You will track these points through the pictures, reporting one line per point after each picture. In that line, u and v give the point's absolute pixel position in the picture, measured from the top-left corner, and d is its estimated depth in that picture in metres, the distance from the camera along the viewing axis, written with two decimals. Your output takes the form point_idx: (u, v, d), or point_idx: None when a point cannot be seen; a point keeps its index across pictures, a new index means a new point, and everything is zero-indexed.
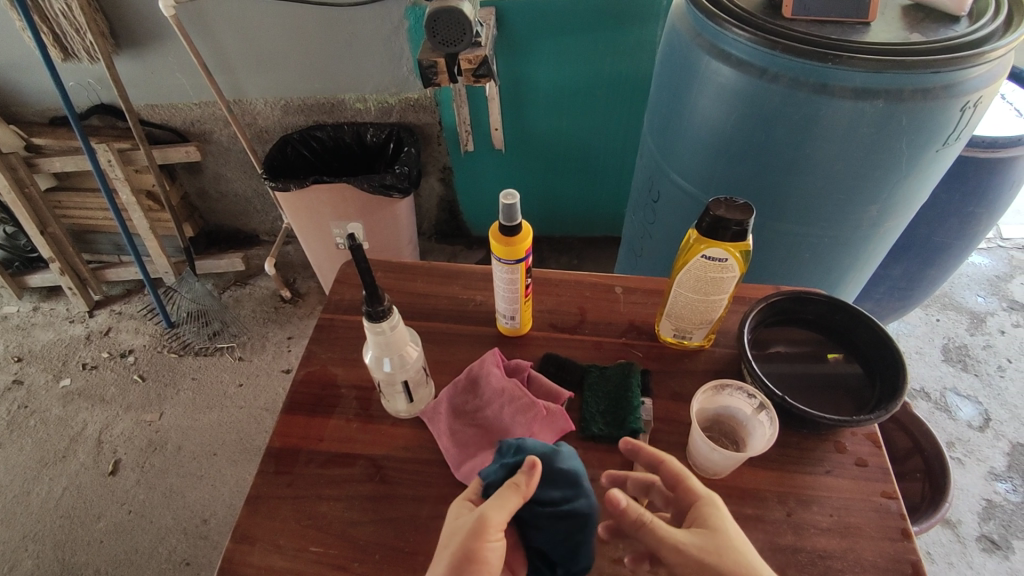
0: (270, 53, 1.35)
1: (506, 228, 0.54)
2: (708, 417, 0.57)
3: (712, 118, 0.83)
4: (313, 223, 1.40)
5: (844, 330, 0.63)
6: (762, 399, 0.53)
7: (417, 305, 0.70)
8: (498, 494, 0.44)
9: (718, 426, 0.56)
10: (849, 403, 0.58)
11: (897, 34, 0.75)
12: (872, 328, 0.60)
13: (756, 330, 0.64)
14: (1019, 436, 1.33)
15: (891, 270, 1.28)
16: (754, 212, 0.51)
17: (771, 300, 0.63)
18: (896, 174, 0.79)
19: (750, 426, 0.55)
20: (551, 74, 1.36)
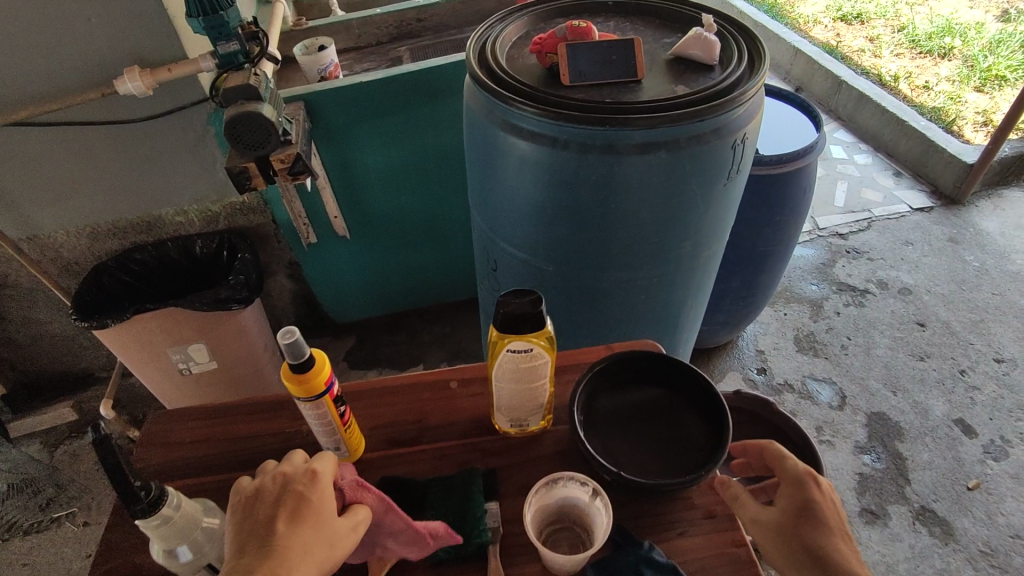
0: (61, 182, 1.22)
1: (295, 366, 0.50)
2: (551, 515, 0.55)
3: (522, 189, 0.84)
4: (146, 353, 1.26)
5: (673, 381, 0.64)
6: (593, 482, 0.53)
7: (237, 452, 0.62)
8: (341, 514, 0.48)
9: (566, 517, 0.55)
10: (692, 456, 0.58)
11: (665, 88, 0.81)
12: (690, 372, 0.62)
13: (588, 400, 0.63)
14: (871, 406, 1.46)
15: (732, 283, 1.38)
16: (542, 299, 0.52)
17: (594, 369, 0.63)
18: (698, 211, 0.85)
19: (591, 512, 0.53)
20: (378, 154, 1.35)
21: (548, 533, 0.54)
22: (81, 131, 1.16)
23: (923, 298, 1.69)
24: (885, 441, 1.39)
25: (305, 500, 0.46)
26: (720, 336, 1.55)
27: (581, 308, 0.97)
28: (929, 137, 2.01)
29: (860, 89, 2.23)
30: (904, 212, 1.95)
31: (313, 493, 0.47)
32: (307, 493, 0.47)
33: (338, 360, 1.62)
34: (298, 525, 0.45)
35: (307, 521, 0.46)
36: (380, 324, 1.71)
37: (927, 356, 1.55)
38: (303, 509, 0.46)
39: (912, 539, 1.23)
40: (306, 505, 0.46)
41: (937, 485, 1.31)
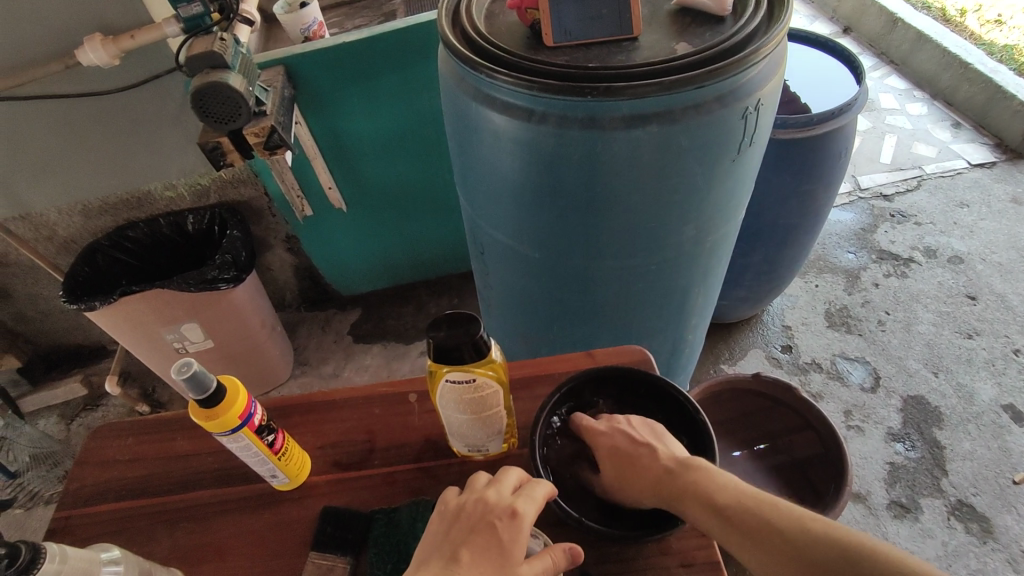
0: (45, 160, 1.18)
1: (201, 400, 0.44)
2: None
3: (500, 168, 0.75)
4: (141, 334, 1.24)
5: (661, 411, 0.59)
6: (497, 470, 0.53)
7: (176, 474, 0.58)
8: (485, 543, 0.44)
9: None
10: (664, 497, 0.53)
11: (663, 47, 0.69)
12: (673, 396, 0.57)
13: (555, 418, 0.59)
14: (908, 389, 1.34)
15: (754, 257, 1.26)
16: (482, 323, 0.44)
17: (564, 386, 0.58)
18: (699, 192, 0.74)
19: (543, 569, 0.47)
20: (370, 122, 1.27)
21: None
22: (56, 105, 1.10)
23: (976, 268, 1.53)
24: (921, 427, 1.27)
25: (496, 537, 0.44)
26: (742, 311, 1.44)
27: (573, 296, 0.88)
28: (995, 82, 1.77)
29: (918, 28, 1.98)
30: (960, 168, 1.75)
31: (506, 531, 0.44)
32: (498, 530, 0.44)
33: (342, 334, 1.58)
34: (482, 560, 0.43)
35: (488, 555, 0.43)
36: (385, 296, 1.66)
37: (975, 334, 1.41)
38: (488, 544, 0.44)
39: (946, 537, 1.13)
40: (493, 542, 0.44)
41: (978, 478, 1.19)
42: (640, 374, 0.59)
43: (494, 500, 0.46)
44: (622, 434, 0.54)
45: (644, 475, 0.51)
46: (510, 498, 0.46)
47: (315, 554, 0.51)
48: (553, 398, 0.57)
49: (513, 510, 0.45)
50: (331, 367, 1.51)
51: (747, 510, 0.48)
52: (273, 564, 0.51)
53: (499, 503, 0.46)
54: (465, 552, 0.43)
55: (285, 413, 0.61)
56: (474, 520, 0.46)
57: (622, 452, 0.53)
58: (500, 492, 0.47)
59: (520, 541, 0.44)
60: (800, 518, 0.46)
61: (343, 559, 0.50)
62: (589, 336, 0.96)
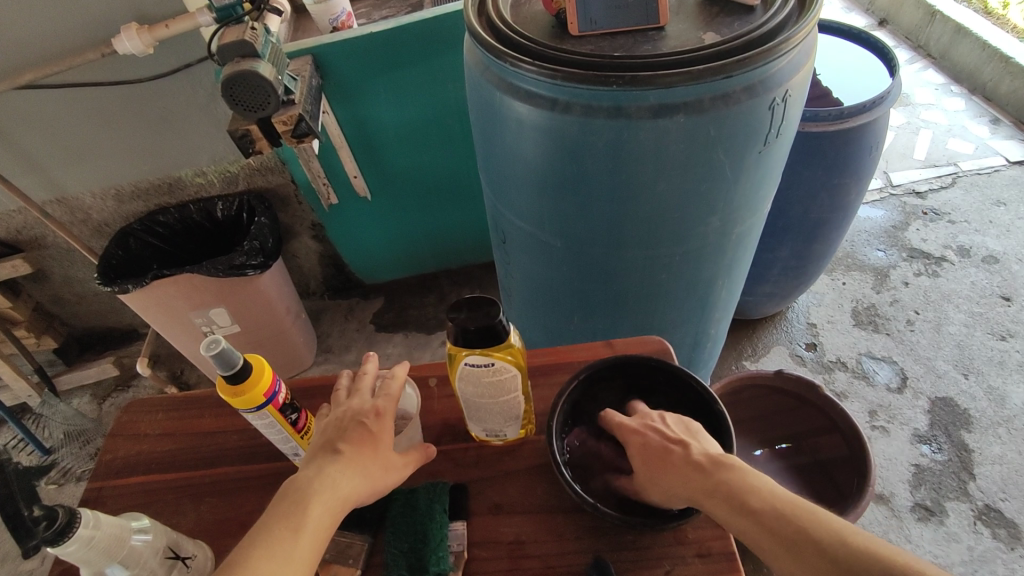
0: (83, 145, 1.22)
1: (228, 377, 0.45)
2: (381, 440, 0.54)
3: (525, 157, 0.75)
4: (170, 316, 1.27)
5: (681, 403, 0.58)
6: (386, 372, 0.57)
7: (203, 451, 0.60)
8: (361, 438, 0.48)
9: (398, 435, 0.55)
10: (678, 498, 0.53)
11: (691, 36, 0.69)
12: (693, 387, 0.57)
13: (572, 407, 0.59)
14: (936, 390, 1.31)
15: (779, 253, 1.24)
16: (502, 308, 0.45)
17: (583, 374, 0.58)
18: (725, 184, 0.73)
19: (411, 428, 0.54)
20: (395, 112, 1.28)
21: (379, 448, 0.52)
22: (93, 92, 1.13)
23: (1012, 269, 1.48)
24: (949, 430, 1.25)
25: (367, 433, 0.48)
26: (766, 308, 1.43)
27: (595, 287, 0.88)
28: None
29: (957, 21, 1.92)
30: (998, 165, 1.69)
31: (376, 427, 0.49)
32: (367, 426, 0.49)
33: (363, 322, 1.61)
34: (358, 454, 0.48)
35: (363, 448, 0.48)
36: (406, 286, 1.68)
37: (1009, 336, 1.37)
38: (362, 439, 0.48)
39: (972, 542, 1.10)
40: (367, 436, 0.48)
41: (1007, 483, 1.16)
42: (662, 365, 0.58)
43: (358, 403, 0.50)
44: (655, 433, 0.53)
45: (678, 473, 0.50)
46: (374, 399, 0.50)
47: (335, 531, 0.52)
48: (570, 388, 0.57)
49: (378, 409, 0.49)
50: (353, 354, 1.53)
51: (786, 515, 0.46)
52: None
53: (362, 404, 0.50)
54: (342, 447, 0.48)
55: (308, 394, 0.63)
56: (344, 422, 0.49)
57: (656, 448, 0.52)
58: (362, 397, 0.51)
59: (386, 432, 0.50)
60: (837, 528, 0.45)
61: (362, 536, 0.51)
62: (610, 327, 0.96)
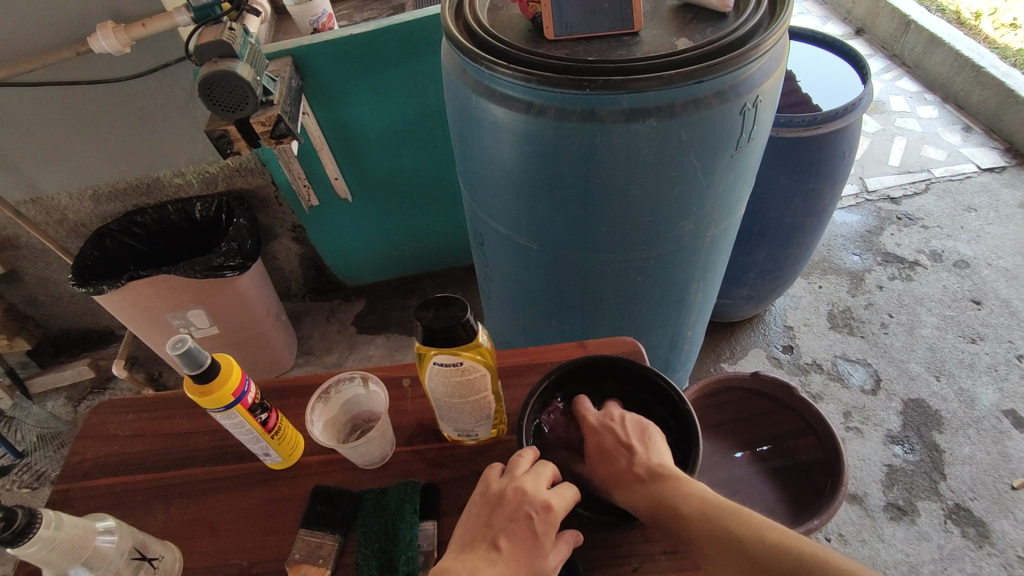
0: (59, 144, 1.20)
1: (196, 376, 0.45)
2: (347, 431, 0.57)
3: (501, 160, 0.76)
4: (147, 318, 1.26)
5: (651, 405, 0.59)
6: (365, 373, 0.58)
7: (174, 452, 0.59)
8: (518, 528, 0.47)
9: (356, 420, 0.58)
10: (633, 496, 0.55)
11: (664, 42, 0.70)
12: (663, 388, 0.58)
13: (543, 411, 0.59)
14: (909, 392, 1.33)
15: (756, 256, 1.26)
16: (469, 307, 0.45)
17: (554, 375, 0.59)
18: (697, 188, 0.74)
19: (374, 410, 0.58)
20: (377, 114, 1.28)
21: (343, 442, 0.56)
22: (69, 91, 1.12)
23: (983, 273, 1.52)
24: (921, 430, 1.27)
25: (530, 527, 0.47)
26: (744, 311, 1.45)
27: (573, 289, 0.89)
28: (1007, 86, 1.75)
29: (931, 30, 1.96)
30: (969, 172, 1.73)
31: (540, 524, 0.47)
32: (535, 522, 0.47)
33: (345, 324, 1.60)
34: (516, 551, 0.46)
35: (521, 544, 0.46)
36: (388, 288, 1.67)
37: (980, 339, 1.40)
38: (524, 532, 0.47)
39: (942, 540, 1.12)
40: (531, 533, 0.46)
41: (977, 482, 1.19)
42: (631, 364, 0.59)
43: (529, 491, 0.48)
44: (610, 433, 0.55)
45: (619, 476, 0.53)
46: (548, 491, 0.48)
47: (305, 531, 0.52)
48: (537, 390, 0.58)
49: (548, 506, 0.47)
50: (334, 356, 1.53)
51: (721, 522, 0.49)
52: (265, 540, 0.52)
53: (534, 495, 0.48)
54: (503, 542, 0.46)
55: (281, 394, 0.62)
56: (512, 508, 0.48)
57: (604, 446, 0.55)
58: (535, 483, 0.49)
59: (551, 533, 0.47)
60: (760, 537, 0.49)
61: (332, 536, 0.51)
62: (589, 329, 0.97)
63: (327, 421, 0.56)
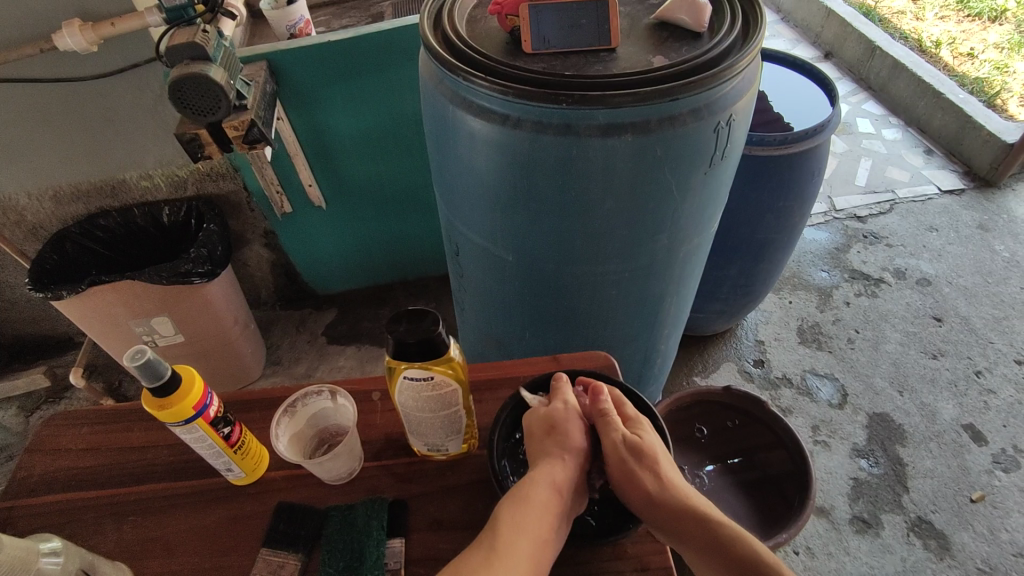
0: (19, 144, 1.16)
1: (155, 390, 0.44)
2: (313, 446, 0.56)
3: (478, 171, 0.75)
4: (108, 324, 1.21)
5: None
6: (333, 386, 0.57)
7: (129, 467, 0.57)
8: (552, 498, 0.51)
9: (323, 434, 0.56)
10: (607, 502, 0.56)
11: (640, 59, 0.70)
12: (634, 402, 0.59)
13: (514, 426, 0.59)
14: (874, 406, 1.36)
15: (728, 271, 1.28)
16: (441, 321, 0.45)
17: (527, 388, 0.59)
18: (671, 203, 0.75)
19: (341, 423, 0.56)
20: (353, 122, 1.27)
21: (310, 457, 0.54)
22: (31, 89, 1.08)
23: (943, 291, 1.57)
24: (885, 444, 1.30)
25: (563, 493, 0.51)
26: (715, 326, 1.46)
27: (547, 301, 0.89)
28: (966, 112, 1.82)
29: (895, 56, 2.03)
30: (931, 194, 1.79)
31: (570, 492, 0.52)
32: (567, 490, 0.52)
33: (316, 333, 1.57)
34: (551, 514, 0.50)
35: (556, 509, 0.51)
36: (362, 297, 1.65)
37: (941, 354, 1.44)
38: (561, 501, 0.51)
39: (905, 553, 1.14)
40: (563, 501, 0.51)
41: (937, 495, 1.22)
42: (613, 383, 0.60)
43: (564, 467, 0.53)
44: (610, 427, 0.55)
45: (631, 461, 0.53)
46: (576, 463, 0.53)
47: (266, 551, 0.50)
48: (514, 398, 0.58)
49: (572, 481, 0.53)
50: (304, 366, 1.50)
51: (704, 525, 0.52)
52: (223, 561, 0.50)
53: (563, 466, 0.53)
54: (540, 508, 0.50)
55: (246, 407, 0.60)
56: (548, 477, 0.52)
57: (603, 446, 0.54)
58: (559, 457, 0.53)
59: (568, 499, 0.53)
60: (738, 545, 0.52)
61: (295, 555, 0.49)
62: (563, 342, 0.96)
63: (293, 435, 0.55)
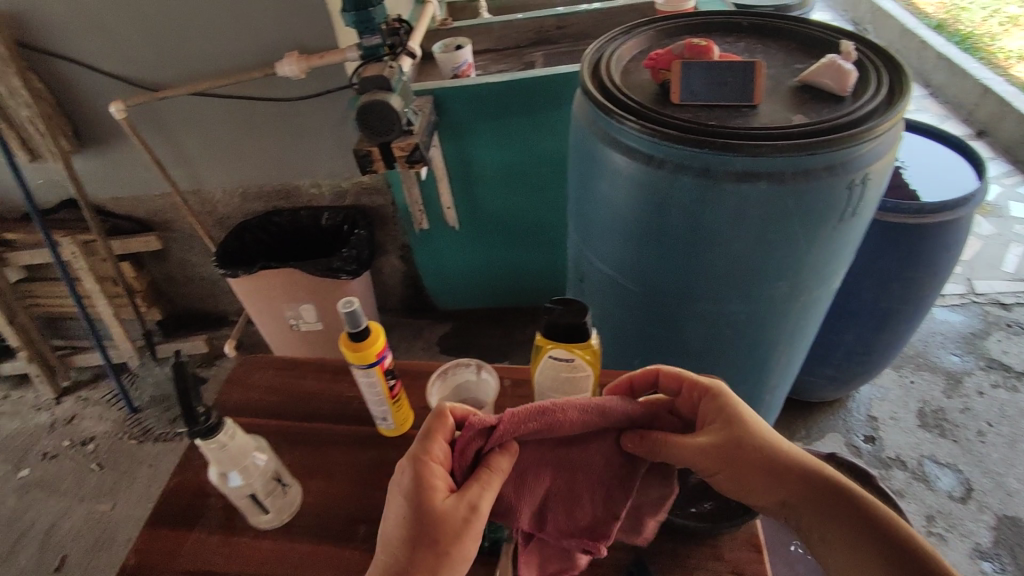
0: (227, 148, 1.41)
1: (353, 334, 0.54)
2: None
3: (615, 204, 0.84)
4: (267, 305, 1.41)
5: None
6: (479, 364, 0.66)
7: (302, 405, 0.69)
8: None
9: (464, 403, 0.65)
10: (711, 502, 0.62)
11: (781, 116, 0.76)
12: None
13: None
14: (1003, 507, 1.24)
15: (847, 336, 1.25)
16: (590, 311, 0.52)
17: None
18: (796, 252, 0.78)
19: (482, 394, 0.64)
20: (496, 154, 1.41)
21: None
22: (246, 104, 1.33)
23: None
24: (1013, 551, 1.18)
25: None
26: (826, 392, 1.42)
27: (661, 332, 0.94)
28: None
29: None
30: None
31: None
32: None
33: (431, 342, 1.70)
34: None
35: None
36: (476, 315, 1.77)
37: None
38: None
39: None
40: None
41: None
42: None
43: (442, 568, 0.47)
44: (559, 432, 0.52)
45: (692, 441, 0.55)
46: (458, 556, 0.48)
47: None
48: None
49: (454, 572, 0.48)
50: None
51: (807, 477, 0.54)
52: (371, 495, 0.59)
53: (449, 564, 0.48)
54: None
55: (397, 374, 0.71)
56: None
57: (604, 417, 0.53)
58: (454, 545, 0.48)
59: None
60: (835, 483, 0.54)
61: None
62: None
63: (443, 397, 0.64)
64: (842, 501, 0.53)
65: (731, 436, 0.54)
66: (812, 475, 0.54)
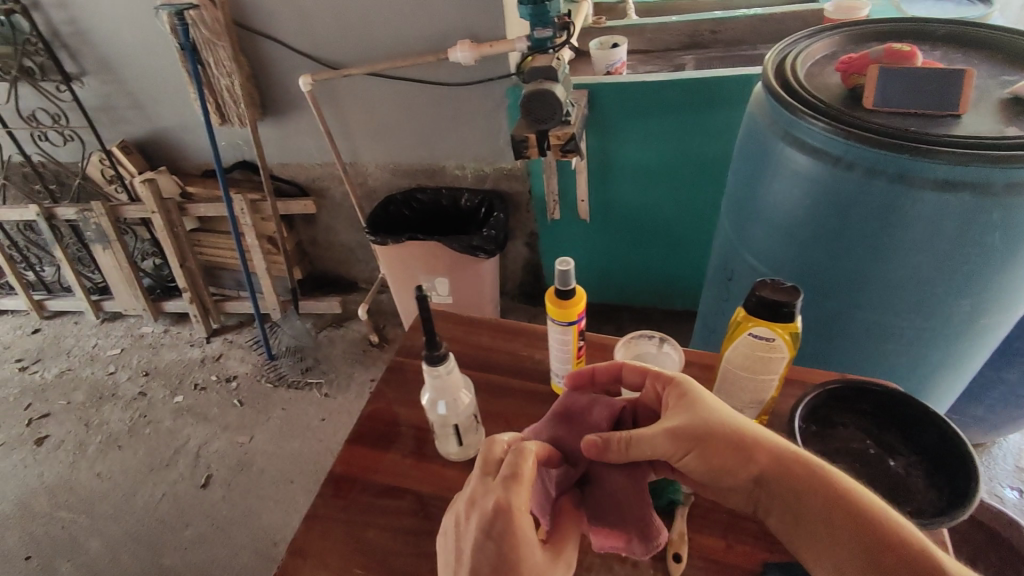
0: (387, 126, 1.53)
1: (561, 291, 0.59)
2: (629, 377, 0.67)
3: (787, 203, 0.84)
4: (405, 275, 1.52)
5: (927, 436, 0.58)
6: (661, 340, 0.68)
7: (479, 358, 0.76)
8: None
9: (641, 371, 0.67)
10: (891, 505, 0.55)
11: (987, 128, 0.73)
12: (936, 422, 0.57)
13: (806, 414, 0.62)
14: None
15: (1006, 375, 1.17)
16: (800, 295, 0.54)
17: (826, 386, 0.62)
18: (985, 270, 0.75)
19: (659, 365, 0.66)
20: (639, 152, 1.43)
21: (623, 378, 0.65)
22: (412, 86, 1.43)
23: None
24: None
25: None
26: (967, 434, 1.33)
27: (812, 339, 0.92)
28: None
29: None
30: None
31: None
32: None
33: None
34: None
35: None
36: (591, 309, 1.81)
37: None
38: None
39: None
40: None
41: None
42: (936, 416, 0.57)
43: None
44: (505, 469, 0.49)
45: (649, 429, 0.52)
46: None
47: None
48: (838, 384, 0.62)
49: None
50: None
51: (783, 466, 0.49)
52: None
53: None
54: None
55: None
56: None
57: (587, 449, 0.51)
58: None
59: None
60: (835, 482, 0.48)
61: None
62: None
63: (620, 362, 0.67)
64: (820, 483, 0.48)
65: (695, 418, 0.51)
66: (783, 462, 0.49)
